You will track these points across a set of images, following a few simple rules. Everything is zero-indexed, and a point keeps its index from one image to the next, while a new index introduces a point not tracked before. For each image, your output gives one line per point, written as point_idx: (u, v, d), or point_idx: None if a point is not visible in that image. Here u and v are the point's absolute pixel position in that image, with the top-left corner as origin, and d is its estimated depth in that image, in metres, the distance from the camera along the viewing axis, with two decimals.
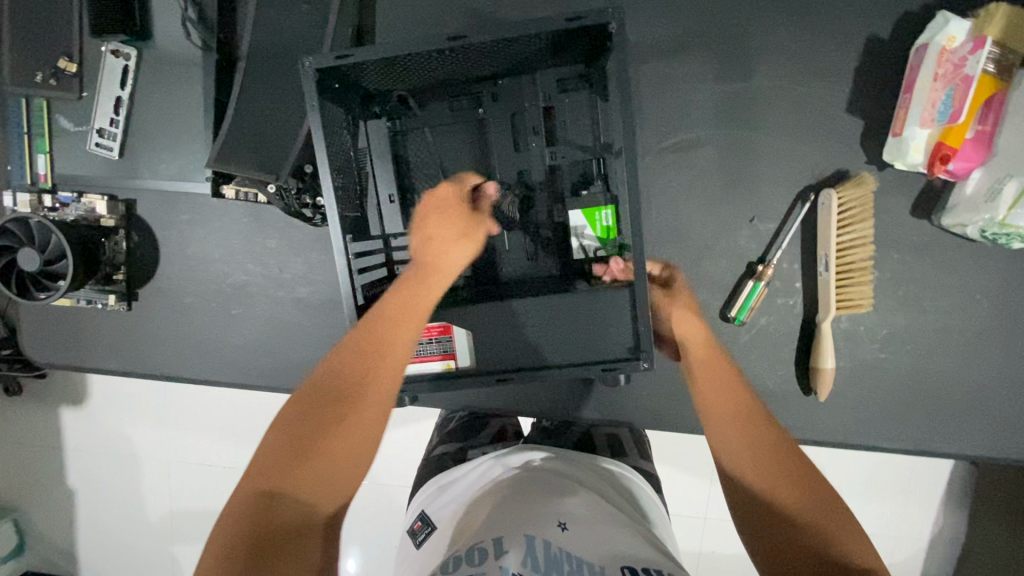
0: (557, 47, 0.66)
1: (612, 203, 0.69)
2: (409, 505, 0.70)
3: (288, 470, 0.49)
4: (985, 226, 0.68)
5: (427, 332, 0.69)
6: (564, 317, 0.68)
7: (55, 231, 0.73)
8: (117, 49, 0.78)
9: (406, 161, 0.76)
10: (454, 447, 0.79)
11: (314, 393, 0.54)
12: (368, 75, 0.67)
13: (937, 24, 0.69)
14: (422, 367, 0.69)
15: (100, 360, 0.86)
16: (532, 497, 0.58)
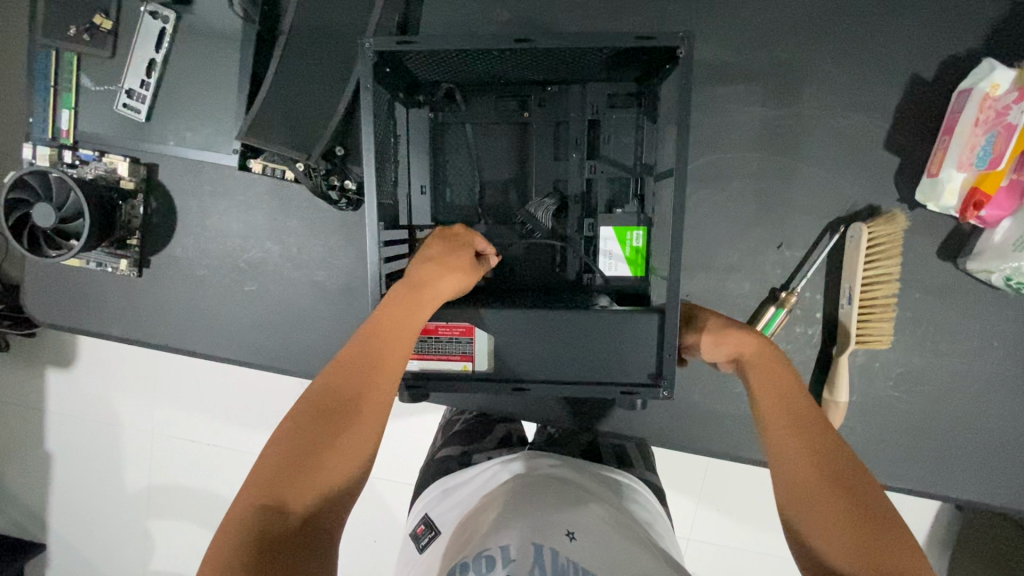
0: (616, 63, 0.66)
1: (646, 224, 0.70)
2: (414, 510, 0.68)
3: (285, 488, 0.46)
4: (1011, 273, 0.70)
5: (450, 330, 0.66)
6: (587, 333, 0.65)
7: (74, 189, 0.72)
8: (156, 10, 0.77)
9: (444, 155, 0.75)
10: (458, 450, 0.78)
11: (308, 413, 0.51)
12: (421, 65, 0.67)
13: (982, 70, 0.69)
14: (440, 365, 0.68)
15: (103, 324, 0.84)
16: (540, 505, 0.56)
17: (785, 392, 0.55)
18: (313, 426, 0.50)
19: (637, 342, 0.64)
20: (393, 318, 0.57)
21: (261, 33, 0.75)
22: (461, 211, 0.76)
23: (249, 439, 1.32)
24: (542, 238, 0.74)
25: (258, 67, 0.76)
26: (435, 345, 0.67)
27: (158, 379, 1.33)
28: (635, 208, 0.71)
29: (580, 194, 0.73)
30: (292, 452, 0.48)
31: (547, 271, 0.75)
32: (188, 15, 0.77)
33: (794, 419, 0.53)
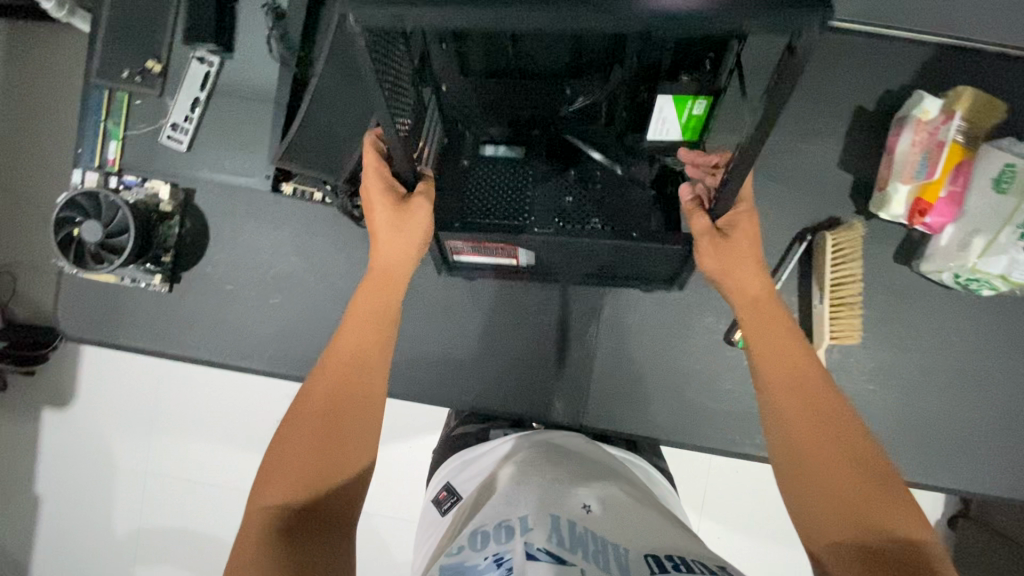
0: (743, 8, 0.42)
1: (711, 94, 0.64)
2: (437, 477, 0.75)
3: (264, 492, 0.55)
4: (957, 272, 0.80)
5: (497, 245, 0.77)
6: (595, 259, 0.79)
7: (123, 208, 0.79)
8: (202, 56, 0.87)
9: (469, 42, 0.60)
10: (476, 426, 0.85)
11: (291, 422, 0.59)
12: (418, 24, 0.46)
13: (915, 99, 0.81)
14: (490, 261, 0.82)
15: (131, 338, 0.90)
16: (555, 478, 0.61)
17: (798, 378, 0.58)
18: (306, 424, 0.58)
19: (659, 252, 0.75)
20: (374, 302, 0.64)
21: (297, 75, 0.85)
22: (505, 100, 0.70)
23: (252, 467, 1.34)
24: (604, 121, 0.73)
25: (292, 103, 0.85)
26: (484, 250, 0.79)
27: (162, 410, 1.34)
28: (705, 72, 0.63)
29: (644, 63, 0.63)
30: (288, 456, 0.56)
31: (608, 138, 0.75)
32: (230, 61, 0.88)
33: (798, 384, 0.58)
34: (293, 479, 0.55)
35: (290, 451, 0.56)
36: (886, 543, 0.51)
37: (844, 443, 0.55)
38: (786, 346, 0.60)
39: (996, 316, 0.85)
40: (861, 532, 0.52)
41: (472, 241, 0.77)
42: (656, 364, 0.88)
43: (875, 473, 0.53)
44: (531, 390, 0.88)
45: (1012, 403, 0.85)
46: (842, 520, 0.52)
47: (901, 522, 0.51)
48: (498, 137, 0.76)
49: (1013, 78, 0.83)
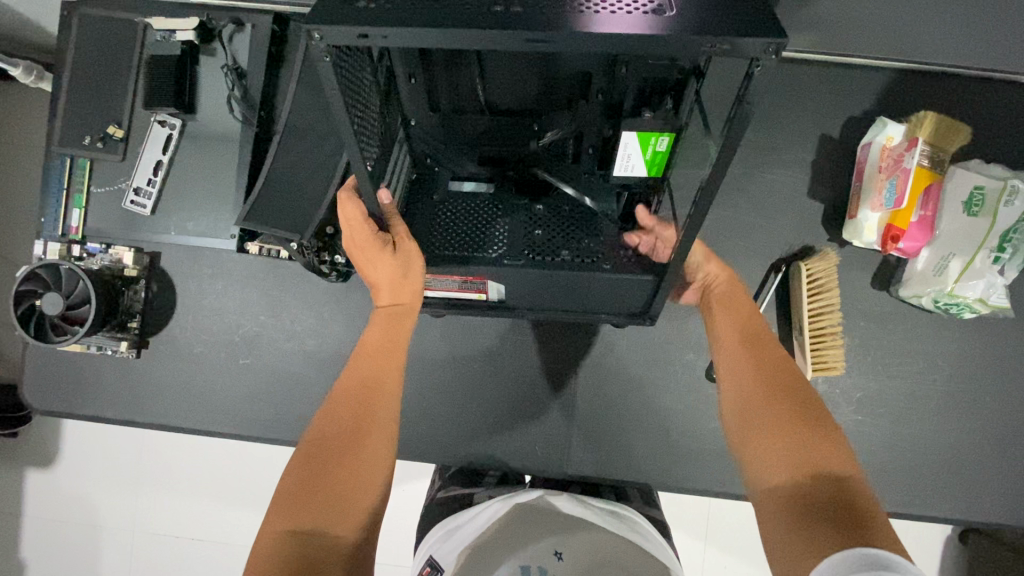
0: (702, 28, 0.42)
1: (675, 130, 0.59)
2: (421, 550, 0.71)
3: (303, 507, 0.55)
4: (936, 296, 0.79)
5: (466, 276, 0.71)
6: (573, 294, 0.73)
7: (83, 278, 0.77)
8: (164, 119, 0.87)
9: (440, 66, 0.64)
10: (459, 491, 0.83)
11: (321, 443, 0.59)
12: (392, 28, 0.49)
13: (877, 127, 0.81)
14: (459, 295, 0.77)
15: (99, 408, 0.87)
16: (536, 534, 0.62)
17: (749, 338, 0.62)
18: (339, 438, 0.59)
19: (635, 287, 0.70)
20: (383, 337, 0.67)
21: (259, 134, 0.84)
22: (482, 142, 0.72)
23: (239, 524, 1.30)
24: (574, 160, 0.71)
25: (256, 161, 0.85)
26: (452, 283, 0.74)
27: (145, 470, 1.31)
28: (666, 108, 0.60)
29: (606, 102, 0.64)
30: (307, 476, 0.57)
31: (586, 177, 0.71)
32: (192, 122, 0.87)
33: (745, 343, 0.62)
34: (310, 497, 0.55)
35: (307, 472, 0.57)
36: (815, 484, 0.48)
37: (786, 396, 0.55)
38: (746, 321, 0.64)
39: (980, 337, 0.83)
40: (791, 464, 0.50)
41: (441, 274, 0.72)
42: (637, 405, 0.86)
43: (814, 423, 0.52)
44: (513, 440, 0.86)
45: (1004, 426, 0.83)
46: (775, 460, 0.51)
47: (834, 466, 0.49)
48: (465, 174, 0.73)
49: (974, 98, 0.83)
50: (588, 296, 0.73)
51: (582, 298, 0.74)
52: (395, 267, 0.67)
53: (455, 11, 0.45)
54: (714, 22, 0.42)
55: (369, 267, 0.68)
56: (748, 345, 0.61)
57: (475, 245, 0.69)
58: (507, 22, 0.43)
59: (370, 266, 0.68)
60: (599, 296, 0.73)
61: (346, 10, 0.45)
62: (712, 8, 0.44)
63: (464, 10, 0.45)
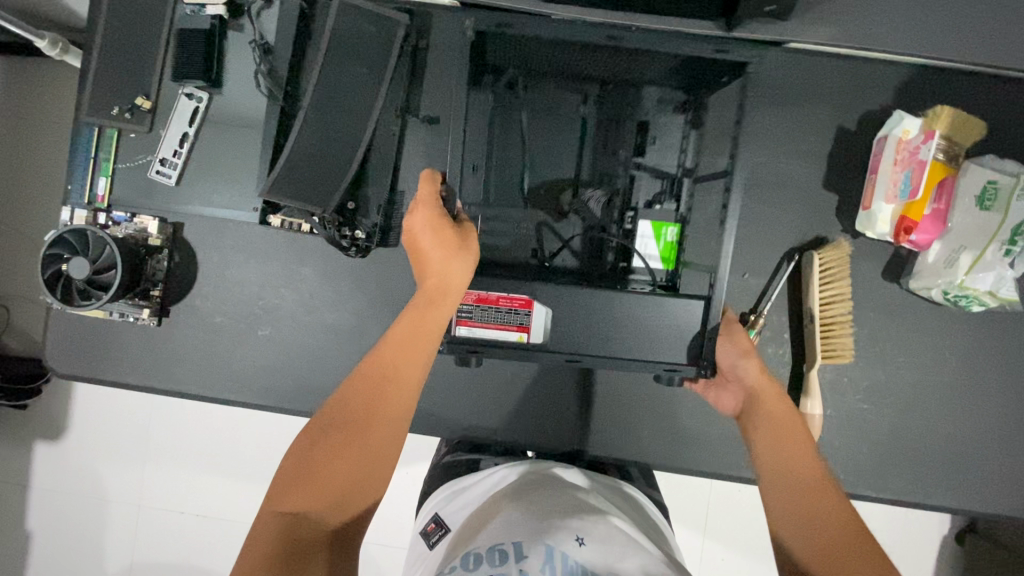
0: (679, 70, 0.86)
1: (680, 221, 0.85)
2: (425, 509, 0.74)
3: (304, 495, 0.57)
4: (946, 288, 0.80)
5: (511, 301, 0.76)
6: (609, 326, 0.75)
7: (110, 244, 0.79)
8: (191, 92, 0.89)
9: (507, 148, 0.91)
10: (466, 458, 0.86)
11: (331, 425, 0.61)
12: (511, 50, 0.84)
13: (894, 120, 0.82)
14: (497, 334, 0.77)
15: (118, 373, 0.89)
16: (551, 506, 0.61)
17: (793, 432, 0.67)
18: (345, 425, 0.61)
19: (680, 314, 0.74)
20: (410, 329, 0.66)
21: (284, 109, 0.86)
22: (522, 221, 0.91)
23: (242, 501, 1.31)
24: (601, 238, 0.90)
25: (281, 135, 0.86)
26: (495, 315, 0.77)
27: (153, 444, 1.32)
28: (670, 205, 0.88)
29: (620, 193, 0.91)
30: (313, 462, 0.59)
31: (609, 254, 0.90)
32: (219, 96, 0.89)
33: (793, 432, 0.68)
34: (315, 490, 0.58)
35: (314, 459, 0.59)
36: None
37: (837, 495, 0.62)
38: (787, 430, 0.68)
39: (988, 331, 0.84)
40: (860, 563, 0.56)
41: (487, 298, 0.77)
42: (648, 389, 0.87)
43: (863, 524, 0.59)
44: (523, 420, 0.87)
45: (1007, 420, 0.84)
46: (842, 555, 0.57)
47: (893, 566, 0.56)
48: (513, 250, 0.89)
49: (989, 96, 0.85)
50: (627, 333, 0.75)
51: (626, 335, 0.75)
52: (453, 260, 0.70)
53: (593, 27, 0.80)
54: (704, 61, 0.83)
55: (421, 257, 0.73)
56: (793, 435, 0.67)
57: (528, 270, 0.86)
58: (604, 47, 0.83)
59: (421, 255, 0.73)
60: (636, 334, 0.75)
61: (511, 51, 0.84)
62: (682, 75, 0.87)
63: (573, 53, 0.84)
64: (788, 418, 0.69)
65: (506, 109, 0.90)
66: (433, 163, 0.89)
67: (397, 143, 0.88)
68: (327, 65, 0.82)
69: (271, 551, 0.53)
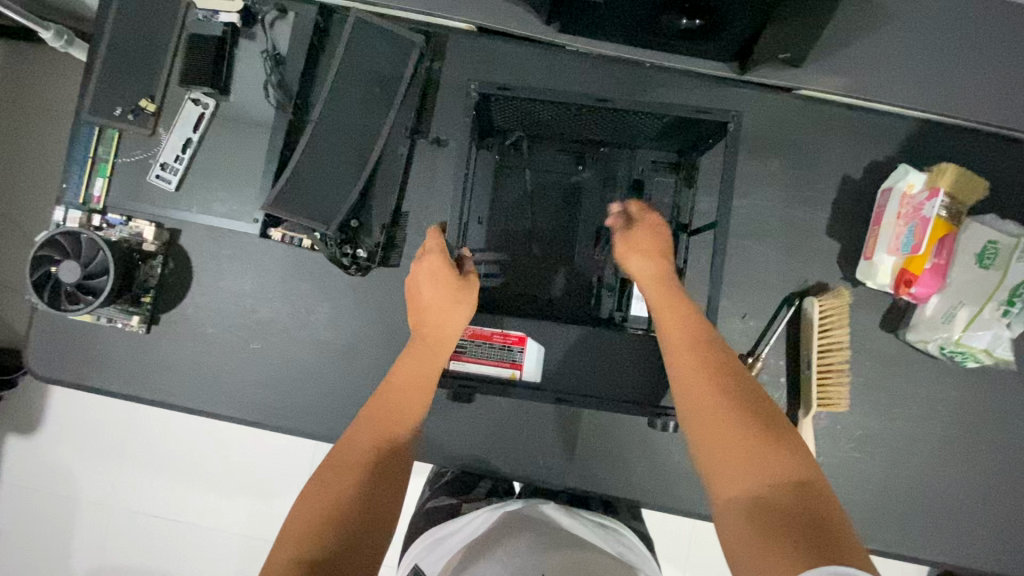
0: (669, 131, 0.81)
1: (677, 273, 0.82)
2: (408, 559, 0.71)
3: (318, 530, 0.51)
4: (942, 343, 0.81)
5: (504, 338, 0.78)
6: (607, 363, 0.80)
7: (103, 248, 0.77)
8: (198, 98, 0.87)
9: (503, 197, 0.87)
10: (448, 502, 0.82)
11: (339, 461, 0.57)
12: (502, 110, 0.83)
13: (899, 173, 0.83)
14: (490, 370, 0.78)
15: (101, 379, 0.87)
16: (526, 547, 0.59)
17: (688, 329, 0.63)
18: (352, 458, 0.58)
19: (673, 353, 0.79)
20: (413, 370, 0.66)
21: (292, 121, 0.85)
22: (520, 267, 0.87)
23: (219, 511, 1.28)
24: (596, 292, 0.85)
25: (286, 147, 0.84)
26: (488, 352, 0.78)
27: (130, 446, 1.29)
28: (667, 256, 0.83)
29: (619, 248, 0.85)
30: (325, 500, 0.53)
31: (607, 302, 0.85)
32: (226, 103, 0.88)
33: (680, 329, 0.63)
34: (327, 526, 0.51)
35: (320, 494, 0.54)
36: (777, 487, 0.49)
37: (750, 397, 0.55)
38: (669, 318, 0.65)
39: (981, 386, 0.85)
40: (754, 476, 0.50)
41: (480, 334, 0.78)
42: (643, 427, 0.86)
43: (768, 420, 0.53)
44: (516, 451, 0.86)
45: (996, 476, 0.85)
46: (737, 464, 0.51)
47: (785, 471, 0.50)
48: (504, 294, 0.85)
49: (990, 155, 0.86)
50: (621, 372, 0.80)
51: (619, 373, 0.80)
52: (452, 310, 0.70)
53: (573, 99, 0.77)
54: (691, 123, 0.78)
55: (420, 305, 0.71)
56: (684, 326, 0.63)
57: (525, 307, 0.85)
58: (592, 113, 0.80)
59: (420, 302, 0.71)
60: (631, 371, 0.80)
61: (497, 108, 0.82)
62: (677, 137, 0.83)
63: (556, 114, 0.82)
64: (675, 313, 0.65)
65: (506, 167, 0.88)
66: (440, 186, 0.88)
67: (403, 163, 0.86)
68: (339, 81, 0.82)
69: None
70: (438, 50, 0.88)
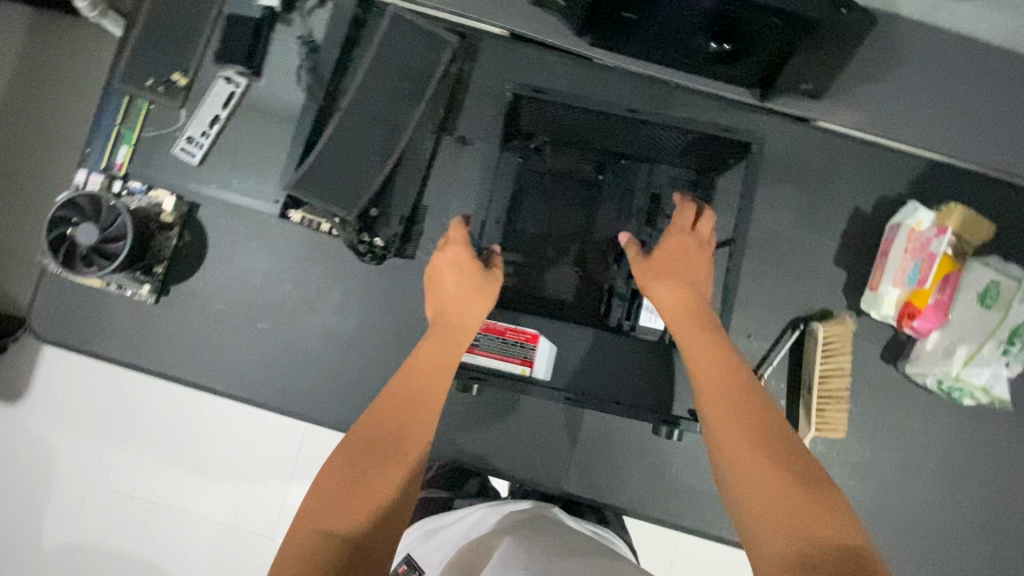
0: (691, 149, 0.85)
1: None
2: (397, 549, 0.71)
3: (340, 514, 0.51)
4: (941, 377, 0.82)
5: (518, 335, 0.81)
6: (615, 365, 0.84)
7: (123, 214, 0.78)
8: (230, 76, 0.88)
9: (522, 198, 0.89)
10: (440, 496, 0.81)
11: (361, 441, 0.57)
12: (532, 114, 0.87)
13: (908, 209, 0.85)
14: (502, 365, 0.80)
15: (105, 345, 0.86)
16: (538, 539, 0.61)
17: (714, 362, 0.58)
18: (372, 444, 0.57)
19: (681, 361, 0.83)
20: (436, 355, 0.66)
21: (322, 107, 0.86)
22: (533, 269, 0.87)
23: (195, 499, 1.20)
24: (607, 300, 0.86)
25: (313, 131, 0.86)
26: (501, 347, 0.81)
27: (105, 424, 1.20)
28: None
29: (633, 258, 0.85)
30: (340, 484, 0.53)
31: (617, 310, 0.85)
32: (257, 84, 0.89)
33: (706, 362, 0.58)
34: (350, 508, 0.51)
35: (342, 477, 0.54)
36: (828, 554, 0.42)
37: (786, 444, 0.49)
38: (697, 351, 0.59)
39: (974, 423, 0.87)
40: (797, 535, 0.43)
41: (494, 329, 0.80)
42: (642, 437, 0.86)
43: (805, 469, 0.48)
44: (514, 451, 0.86)
45: (985, 514, 0.86)
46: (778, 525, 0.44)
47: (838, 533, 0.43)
48: (515, 293, 0.86)
49: (996, 199, 0.89)
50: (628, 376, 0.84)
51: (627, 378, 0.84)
52: (471, 304, 0.70)
53: (603, 110, 0.83)
54: (712, 143, 0.83)
55: (439, 291, 0.71)
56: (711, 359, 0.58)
57: (537, 307, 0.86)
58: (620, 125, 0.84)
59: (441, 289, 0.71)
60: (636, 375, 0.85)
61: (529, 112, 0.86)
62: (696, 156, 0.87)
63: (585, 122, 0.86)
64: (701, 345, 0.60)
65: (527, 169, 0.88)
66: (461, 183, 0.90)
67: (426, 158, 0.88)
68: (372, 70, 0.83)
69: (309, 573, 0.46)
70: (470, 52, 0.91)
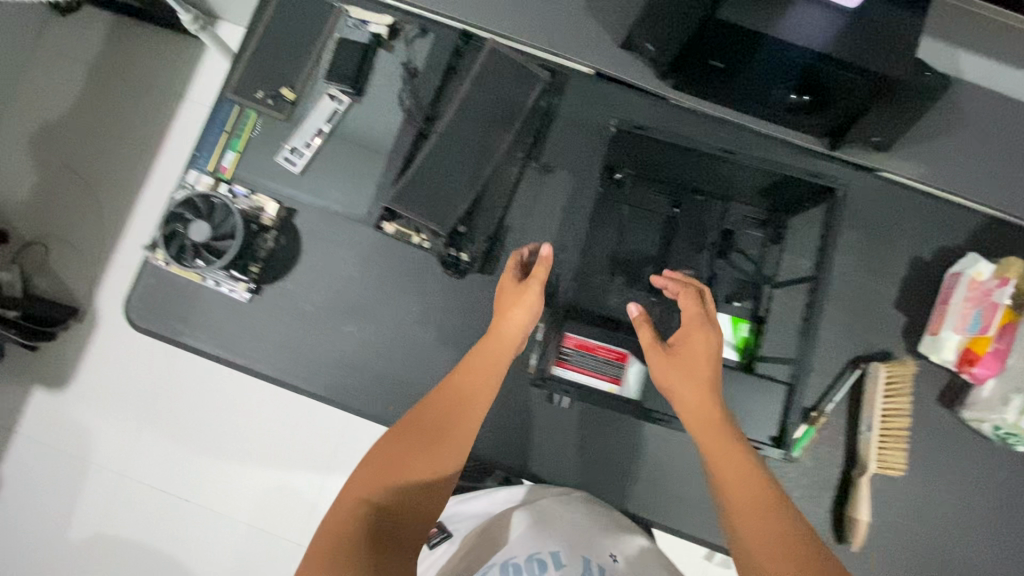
0: (769, 189, 0.92)
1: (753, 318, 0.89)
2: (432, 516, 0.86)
3: (380, 487, 0.62)
4: (998, 424, 0.84)
5: (607, 352, 0.84)
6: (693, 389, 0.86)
7: (236, 214, 0.83)
8: (334, 94, 0.95)
9: (601, 225, 0.94)
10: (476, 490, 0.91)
11: (410, 426, 0.67)
12: (620, 148, 0.94)
13: (969, 261, 0.89)
14: (590, 380, 0.83)
15: (195, 337, 0.90)
16: (568, 519, 0.77)
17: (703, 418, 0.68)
18: (416, 433, 0.67)
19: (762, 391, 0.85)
20: (483, 360, 0.74)
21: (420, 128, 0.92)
22: (608, 292, 0.92)
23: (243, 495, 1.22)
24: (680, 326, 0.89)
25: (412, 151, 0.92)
26: (591, 363, 0.84)
27: (161, 413, 1.23)
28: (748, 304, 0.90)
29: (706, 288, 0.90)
30: (384, 462, 0.64)
31: None
32: (358, 103, 0.95)
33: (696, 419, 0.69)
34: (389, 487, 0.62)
35: (388, 455, 0.64)
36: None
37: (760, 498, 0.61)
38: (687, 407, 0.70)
39: None
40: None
41: (585, 345, 0.84)
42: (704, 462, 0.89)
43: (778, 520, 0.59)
44: (580, 467, 0.89)
45: None
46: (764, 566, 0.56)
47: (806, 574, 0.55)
48: (592, 313, 0.90)
49: None
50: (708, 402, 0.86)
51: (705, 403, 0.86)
52: (516, 314, 0.77)
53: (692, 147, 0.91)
54: (794, 184, 0.88)
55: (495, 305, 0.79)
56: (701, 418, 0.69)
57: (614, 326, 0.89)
58: (703, 161, 0.92)
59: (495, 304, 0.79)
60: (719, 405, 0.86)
61: (619, 145, 0.94)
62: (773, 198, 0.92)
63: (669, 157, 0.93)
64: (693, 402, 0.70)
65: (607, 200, 0.95)
66: (543, 208, 0.94)
67: (513, 181, 0.93)
68: (471, 98, 0.89)
69: (351, 534, 0.57)
70: (559, 86, 0.97)
